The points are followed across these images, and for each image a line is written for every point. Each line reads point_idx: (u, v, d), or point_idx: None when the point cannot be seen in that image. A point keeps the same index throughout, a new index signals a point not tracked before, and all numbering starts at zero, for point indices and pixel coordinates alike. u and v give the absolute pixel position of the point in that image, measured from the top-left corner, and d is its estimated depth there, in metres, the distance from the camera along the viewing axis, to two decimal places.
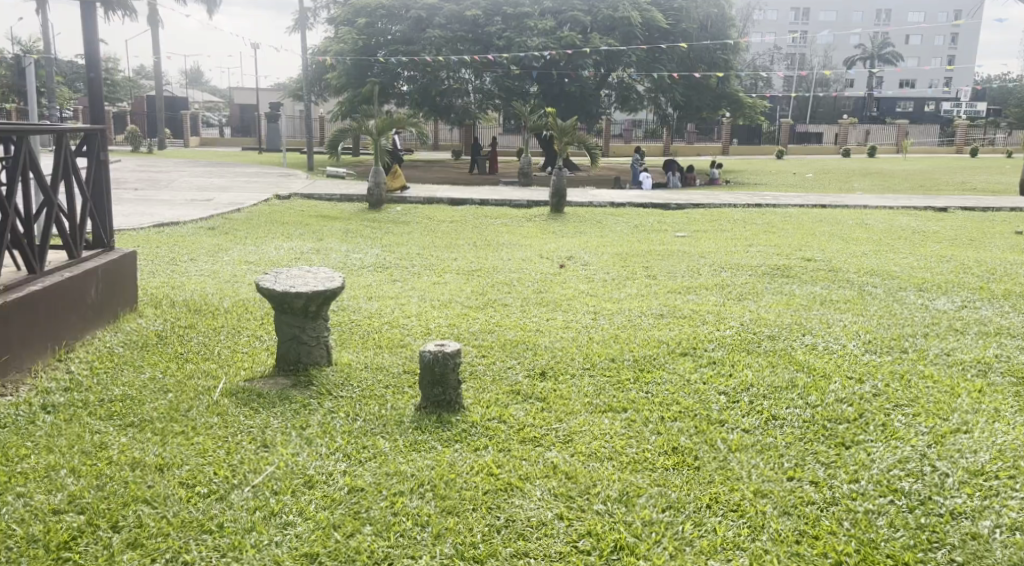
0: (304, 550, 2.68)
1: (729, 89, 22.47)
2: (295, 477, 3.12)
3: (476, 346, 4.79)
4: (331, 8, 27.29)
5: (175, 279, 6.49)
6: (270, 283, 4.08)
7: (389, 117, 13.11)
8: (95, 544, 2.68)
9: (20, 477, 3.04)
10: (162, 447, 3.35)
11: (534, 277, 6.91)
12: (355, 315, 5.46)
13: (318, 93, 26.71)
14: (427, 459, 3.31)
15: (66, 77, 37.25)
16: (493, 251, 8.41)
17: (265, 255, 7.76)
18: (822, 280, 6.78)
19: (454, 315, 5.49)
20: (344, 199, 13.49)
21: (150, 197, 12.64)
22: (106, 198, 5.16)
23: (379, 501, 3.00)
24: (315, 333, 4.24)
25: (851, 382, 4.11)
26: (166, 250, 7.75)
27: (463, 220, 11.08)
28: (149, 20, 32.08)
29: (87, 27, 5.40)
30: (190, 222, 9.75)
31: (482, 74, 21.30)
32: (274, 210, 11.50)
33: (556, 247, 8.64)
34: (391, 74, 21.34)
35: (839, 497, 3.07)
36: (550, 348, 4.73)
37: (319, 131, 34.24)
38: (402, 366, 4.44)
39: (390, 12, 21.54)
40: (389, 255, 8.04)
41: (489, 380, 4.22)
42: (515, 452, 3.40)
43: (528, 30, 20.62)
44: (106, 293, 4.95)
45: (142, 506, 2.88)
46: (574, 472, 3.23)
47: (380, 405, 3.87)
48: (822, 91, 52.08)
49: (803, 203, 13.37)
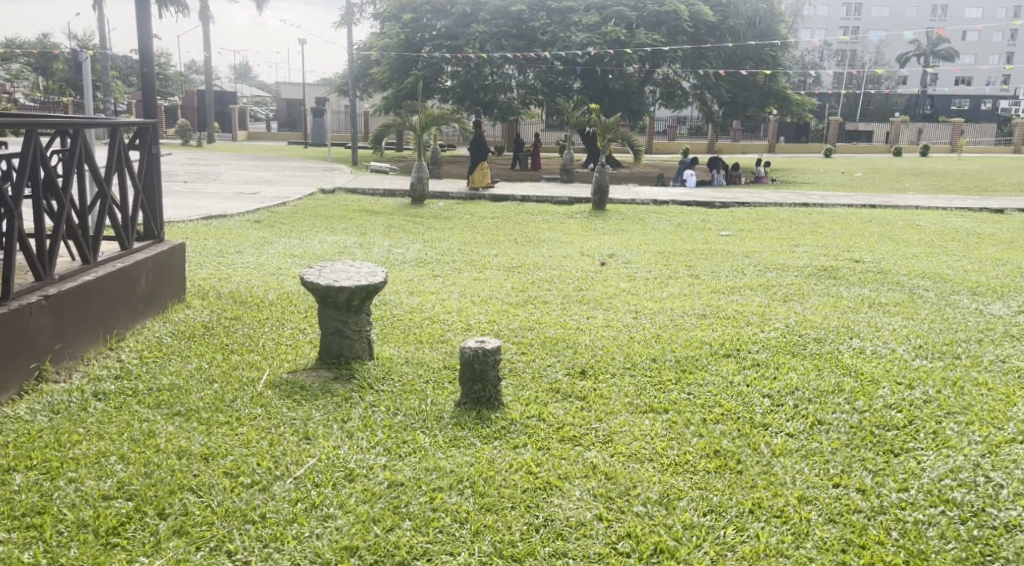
0: (344, 543, 2.70)
1: (777, 86, 22.09)
2: (336, 470, 3.16)
3: (516, 343, 4.79)
4: (377, 4, 27.58)
5: (221, 271, 6.62)
6: (315, 277, 4.13)
7: (429, 113, 13.10)
8: (143, 530, 2.73)
9: (72, 462, 3.12)
10: (208, 436, 3.41)
11: (575, 274, 6.89)
12: (396, 310, 5.51)
13: (363, 88, 27.00)
14: (466, 455, 3.31)
15: (120, 71, 38.31)
16: (534, 248, 8.40)
17: (309, 248, 7.88)
18: (871, 282, 6.62)
19: (494, 312, 5.50)
20: (387, 194, 13.61)
21: (199, 189, 12.93)
22: (157, 190, 5.27)
23: (419, 496, 3.01)
24: (357, 327, 4.27)
25: (901, 387, 4.00)
26: (214, 242, 7.92)
27: (504, 216, 11.10)
28: (200, 16, 32.80)
29: (142, 24, 5.55)
30: (237, 215, 9.94)
31: (525, 69, 21.30)
32: (318, 204, 11.65)
33: (597, 245, 8.59)
34: (435, 69, 21.45)
35: (887, 506, 2.99)
36: (591, 346, 4.70)
37: (364, 126, 34.61)
38: (443, 361, 4.46)
39: (435, 8, 21.69)
40: (431, 250, 8.08)
41: (528, 378, 4.21)
42: (555, 451, 3.38)
43: (573, 25, 20.55)
44: (155, 283, 5.07)
45: (188, 494, 2.94)
46: (614, 472, 3.20)
47: (420, 400, 3.89)
48: (873, 88, 50.90)
49: (852, 203, 13.08)
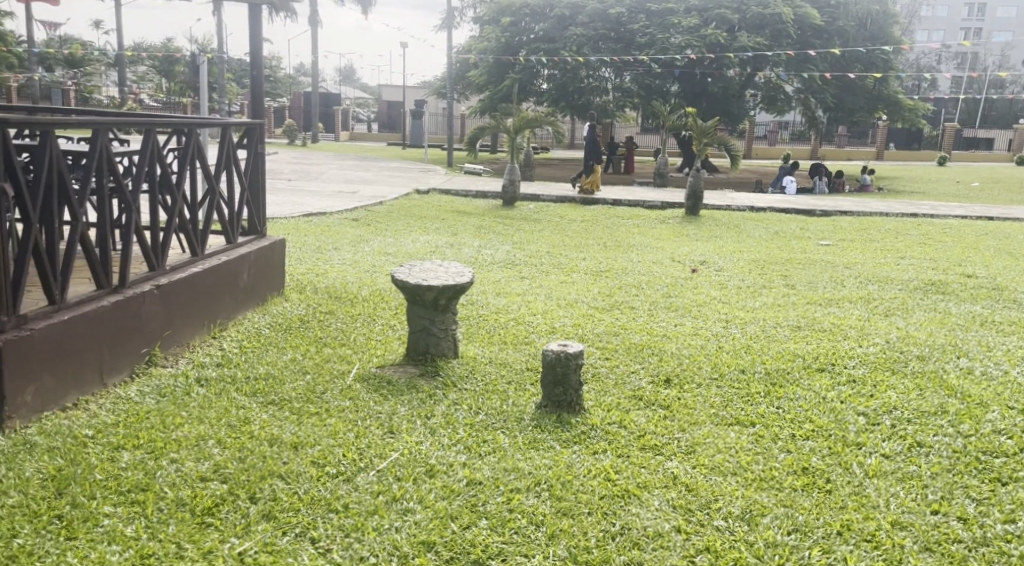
0: (421, 537, 2.75)
1: (888, 91, 21.13)
2: (417, 466, 3.22)
3: (601, 348, 4.76)
4: (477, 8, 27.99)
5: (318, 267, 6.87)
6: (404, 275, 4.23)
7: (524, 115, 13.20)
8: (234, 512, 2.86)
9: (174, 444, 3.30)
10: (298, 425, 3.55)
11: (664, 281, 6.79)
12: (483, 310, 5.57)
13: (461, 91, 27.46)
14: (545, 458, 3.32)
15: (235, 74, 40.32)
16: (624, 253, 8.33)
17: (402, 247, 8.07)
18: (984, 299, 6.24)
19: (579, 315, 5.49)
20: (480, 195, 13.79)
21: (302, 188, 13.46)
22: (261, 188, 5.54)
23: (496, 496, 3.03)
24: (443, 325, 4.35)
25: (1012, 412, 3.75)
26: (312, 239, 8.23)
27: (595, 220, 11.05)
28: (310, 21, 34.14)
29: (254, 28, 5.81)
30: (335, 213, 10.28)
31: (622, 72, 21.15)
32: (413, 204, 11.92)
33: (689, 251, 8.43)
34: (531, 72, 21.59)
35: (990, 539, 2.81)
36: (677, 355, 4.62)
37: (460, 128, 35.19)
38: (526, 363, 4.48)
39: (534, 11, 21.86)
40: (520, 252, 8.14)
41: (611, 383, 4.18)
42: (635, 459, 3.34)
43: (672, 27, 20.28)
44: (257, 277, 5.32)
45: (277, 480, 3.06)
46: (695, 484, 3.14)
47: (502, 401, 3.92)
48: (994, 93, 47.95)
49: (966, 215, 12.37)
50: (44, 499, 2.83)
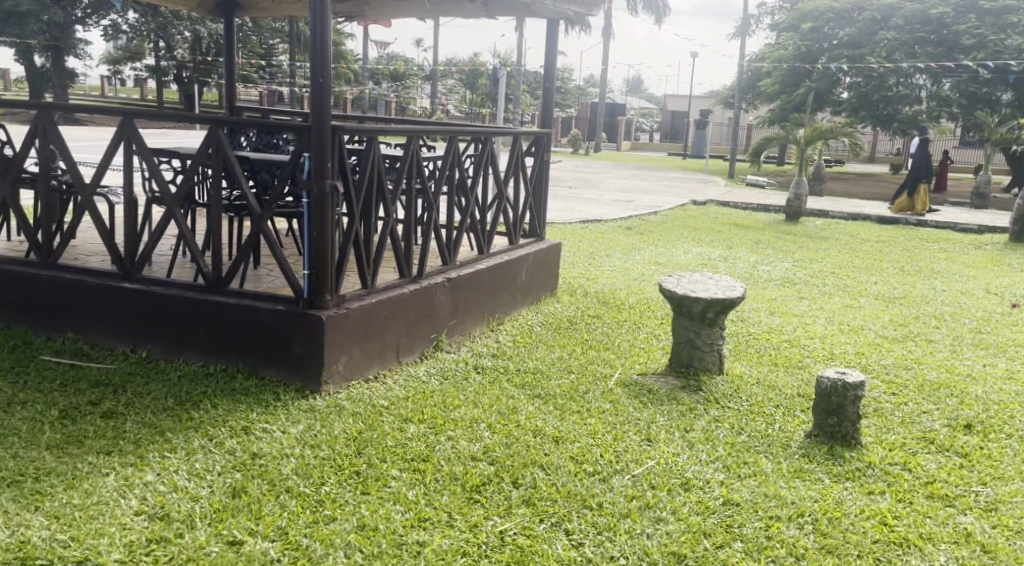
0: (673, 548, 2.73)
1: None
2: (673, 477, 3.20)
3: (885, 381, 4.34)
4: (775, 14, 26.84)
5: (591, 271, 7.08)
6: (673, 285, 4.22)
7: (818, 126, 12.42)
8: (498, 493, 3.06)
9: (451, 423, 3.62)
10: (561, 421, 3.71)
11: (972, 314, 5.99)
12: (754, 328, 5.35)
13: (750, 101, 26.54)
14: (811, 490, 3.12)
15: (530, 86, 42.83)
16: (924, 279, 7.49)
17: (675, 258, 8.03)
18: None
19: (863, 344, 5.05)
20: (761, 209, 13.22)
21: (582, 195, 13.94)
22: (544, 193, 5.87)
23: (754, 520, 2.91)
24: (709, 339, 4.26)
25: None
26: (587, 244, 8.50)
27: (892, 241, 10.07)
28: (604, 34, 35.18)
29: (552, 43, 6.14)
30: (611, 220, 10.51)
31: (940, 79, 18.96)
32: (689, 215, 11.77)
33: (1008, 283, 7.34)
34: (831, 80, 20.20)
35: None
36: (981, 399, 4.06)
37: (746, 139, 34.00)
38: (797, 388, 4.23)
39: (839, 15, 20.46)
40: (800, 270, 7.68)
41: (895, 421, 3.80)
42: (919, 507, 3.01)
43: (1009, 27, 17.77)
44: (534, 278, 5.66)
45: (538, 470, 3.23)
46: (993, 546, 2.75)
47: (767, 424, 3.75)
48: None
49: None
50: (346, 455, 3.26)
